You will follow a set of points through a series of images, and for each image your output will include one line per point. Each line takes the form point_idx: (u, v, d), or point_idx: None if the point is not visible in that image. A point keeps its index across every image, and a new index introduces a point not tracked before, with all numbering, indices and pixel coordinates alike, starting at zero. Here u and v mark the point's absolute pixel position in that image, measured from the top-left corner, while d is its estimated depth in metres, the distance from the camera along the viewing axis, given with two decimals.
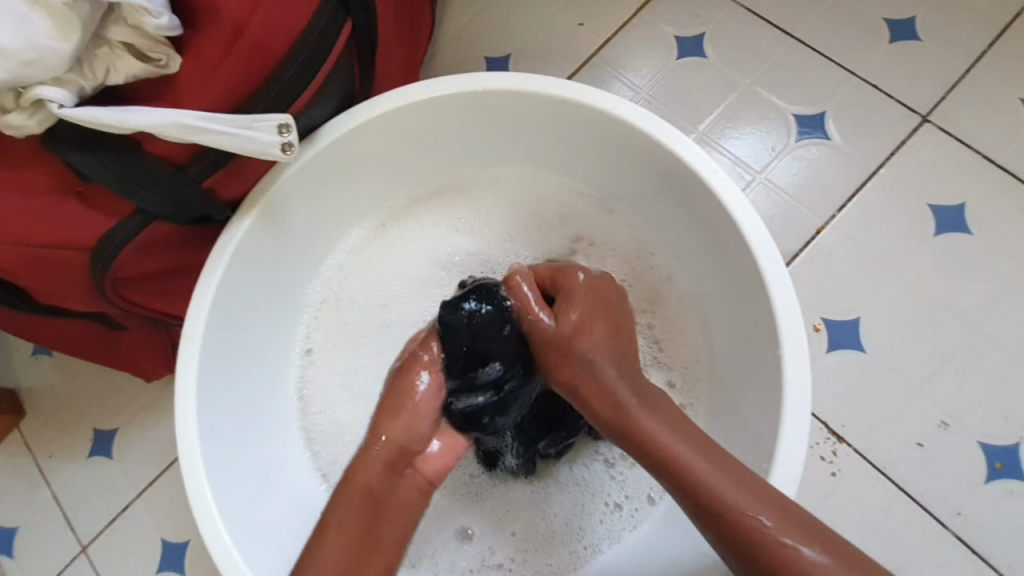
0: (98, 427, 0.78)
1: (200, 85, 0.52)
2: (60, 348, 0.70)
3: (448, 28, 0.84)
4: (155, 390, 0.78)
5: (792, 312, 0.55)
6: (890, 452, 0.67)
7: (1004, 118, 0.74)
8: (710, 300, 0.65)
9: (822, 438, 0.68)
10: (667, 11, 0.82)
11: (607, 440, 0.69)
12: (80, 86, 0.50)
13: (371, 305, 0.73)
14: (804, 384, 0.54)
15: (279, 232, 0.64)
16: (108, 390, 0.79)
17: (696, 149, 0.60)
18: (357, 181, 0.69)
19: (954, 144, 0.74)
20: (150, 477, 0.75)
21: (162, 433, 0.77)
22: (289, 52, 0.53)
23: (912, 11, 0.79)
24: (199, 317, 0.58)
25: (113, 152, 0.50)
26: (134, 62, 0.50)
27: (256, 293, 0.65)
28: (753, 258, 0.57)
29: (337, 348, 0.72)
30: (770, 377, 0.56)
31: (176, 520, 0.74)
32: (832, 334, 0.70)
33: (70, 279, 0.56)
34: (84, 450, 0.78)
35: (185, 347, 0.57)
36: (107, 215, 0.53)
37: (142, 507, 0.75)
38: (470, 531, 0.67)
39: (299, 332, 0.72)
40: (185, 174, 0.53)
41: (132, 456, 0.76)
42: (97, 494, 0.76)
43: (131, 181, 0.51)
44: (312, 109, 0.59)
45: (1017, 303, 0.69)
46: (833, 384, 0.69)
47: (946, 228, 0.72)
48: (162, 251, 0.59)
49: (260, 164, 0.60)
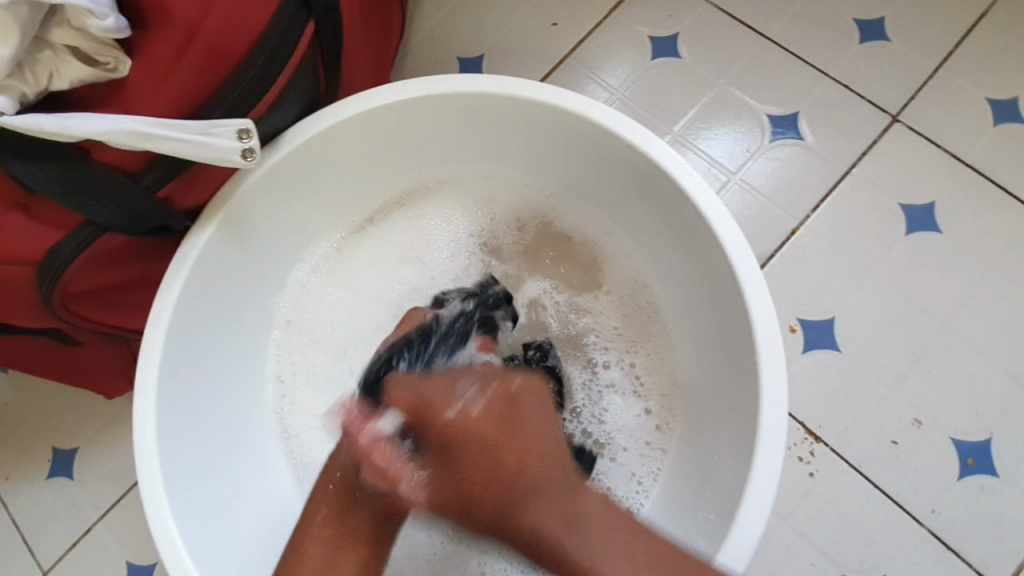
0: (57, 447, 0.75)
1: (152, 90, 0.49)
2: (13, 366, 0.66)
3: (419, 29, 0.82)
4: (118, 407, 0.75)
5: (766, 315, 0.54)
6: (866, 451, 0.67)
7: (970, 117, 0.75)
8: (685, 303, 0.64)
9: (800, 439, 0.68)
10: (641, 11, 0.81)
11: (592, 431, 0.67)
12: (21, 92, 0.47)
13: (338, 335, 0.71)
14: (782, 387, 0.53)
15: (244, 240, 0.62)
16: (68, 407, 0.76)
17: (670, 150, 0.59)
18: (326, 187, 0.67)
19: (923, 144, 0.75)
20: (114, 497, 0.72)
21: (126, 451, 0.74)
22: (248, 54, 0.51)
23: (881, 11, 0.79)
24: (157, 333, 0.55)
25: (59, 161, 0.48)
26: (80, 66, 0.48)
27: (221, 303, 0.62)
28: (727, 258, 0.56)
29: (308, 379, 0.70)
30: (746, 380, 0.56)
31: (142, 543, 0.71)
32: (808, 334, 0.70)
33: (17, 295, 0.53)
34: (43, 471, 0.74)
35: (143, 365, 0.55)
36: (55, 227, 0.50)
37: (105, 529, 0.72)
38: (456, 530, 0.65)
39: (271, 350, 0.69)
40: (138, 183, 0.51)
41: (94, 476, 0.73)
42: (58, 517, 0.73)
43: (79, 192, 0.49)
44: (275, 113, 0.57)
45: (986, 300, 0.70)
46: (809, 385, 0.69)
47: (917, 228, 0.73)
48: (118, 263, 0.56)
49: (220, 171, 0.57)
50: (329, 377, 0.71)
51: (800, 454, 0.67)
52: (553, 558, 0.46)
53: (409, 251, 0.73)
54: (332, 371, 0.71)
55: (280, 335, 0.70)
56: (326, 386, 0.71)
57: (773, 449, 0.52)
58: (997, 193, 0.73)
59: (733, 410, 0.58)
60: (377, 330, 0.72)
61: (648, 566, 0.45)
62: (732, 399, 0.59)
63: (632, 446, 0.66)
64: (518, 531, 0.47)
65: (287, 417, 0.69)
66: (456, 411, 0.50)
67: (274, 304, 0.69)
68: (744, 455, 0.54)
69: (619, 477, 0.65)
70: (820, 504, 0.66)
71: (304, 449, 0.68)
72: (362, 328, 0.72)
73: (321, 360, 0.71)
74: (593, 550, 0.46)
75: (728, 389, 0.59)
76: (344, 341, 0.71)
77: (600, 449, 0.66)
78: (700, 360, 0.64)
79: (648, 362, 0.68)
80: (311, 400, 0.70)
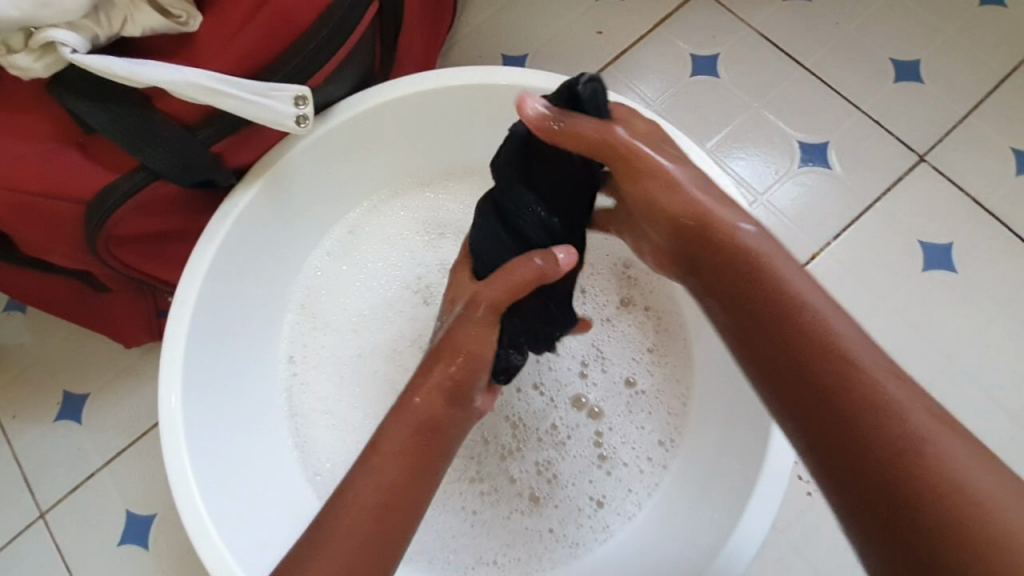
0: (68, 391, 0.75)
1: (219, 48, 0.51)
2: (39, 306, 0.67)
3: (465, 22, 0.84)
4: (133, 356, 0.76)
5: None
6: None
7: (995, 165, 0.77)
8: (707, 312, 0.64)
9: None
10: (686, 28, 0.83)
11: (609, 436, 0.65)
12: (93, 33, 0.48)
13: (348, 321, 0.70)
14: None
15: (282, 206, 0.63)
16: (83, 354, 0.76)
17: (710, 162, 0.61)
18: (367, 163, 0.68)
19: (946, 185, 0.77)
20: (120, 446, 0.73)
21: (137, 401, 0.74)
22: (313, 25, 0.52)
23: (918, 54, 0.81)
24: (192, 284, 0.56)
25: (123, 105, 0.49)
26: (152, 16, 0.48)
27: (254, 264, 0.63)
28: None
29: (319, 365, 0.69)
30: None
31: (142, 493, 0.71)
32: None
33: (63, 232, 0.54)
34: (52, 413, 0.75)
35: (175, 314, 0.56)
36: (110, 170, 0.51)
37: (108, 476, 0.72)
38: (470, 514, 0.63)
39: (283, 330, 0.69)
40: (194, 135, 0.52)
41: (103, 423, 0.74)
42: (61, 461, 0.73)
43: (136, 137, 0.50)
44: (328, 84, 0.59)
45: (993, 341, 0.72)
46: None
47: (933, 265, 0.75)
48: (161, 213, 0.57)
49: (271, 134, 0.59)
50: (338, 362, 0.69)
51: (800, 472, 0.67)
52: (831, 414, 0.40)
53: (429, 242, 0.72)
54: (340, 360, 0.69)
55: (294, 317, 0.69)
56: (330, 367, 0.69)
57: (784, 445, 0.52)
58: (1015, 242, 0.75)
59: (743, 411, 0.58)
60: (390, 322, 0.70)
61: (840, 327, 0.44)
62: (742, 414, 0.58)
63: (632, 460, 0.64)
64: (835, 420, 0.40)
65: (292, 396, 0.68)
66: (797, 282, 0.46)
67: (291, 286, 0.69)
68: (752, 462, 0.54)
69: (619, 489, 0.63)
70: (815, 522, 0.66)
71: (305, 428, 0.67)
72: (371, 314, 0.70)
73: (329, 348, 0.69)
74: (930, 420, 0.39)
75: (736, 402, 0.59)
76: (352, 332, 0.70)
77: (601, 461, 0.64)
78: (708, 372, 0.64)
79: (667, 373, 0.66)
80: (318, 383, 0.68)
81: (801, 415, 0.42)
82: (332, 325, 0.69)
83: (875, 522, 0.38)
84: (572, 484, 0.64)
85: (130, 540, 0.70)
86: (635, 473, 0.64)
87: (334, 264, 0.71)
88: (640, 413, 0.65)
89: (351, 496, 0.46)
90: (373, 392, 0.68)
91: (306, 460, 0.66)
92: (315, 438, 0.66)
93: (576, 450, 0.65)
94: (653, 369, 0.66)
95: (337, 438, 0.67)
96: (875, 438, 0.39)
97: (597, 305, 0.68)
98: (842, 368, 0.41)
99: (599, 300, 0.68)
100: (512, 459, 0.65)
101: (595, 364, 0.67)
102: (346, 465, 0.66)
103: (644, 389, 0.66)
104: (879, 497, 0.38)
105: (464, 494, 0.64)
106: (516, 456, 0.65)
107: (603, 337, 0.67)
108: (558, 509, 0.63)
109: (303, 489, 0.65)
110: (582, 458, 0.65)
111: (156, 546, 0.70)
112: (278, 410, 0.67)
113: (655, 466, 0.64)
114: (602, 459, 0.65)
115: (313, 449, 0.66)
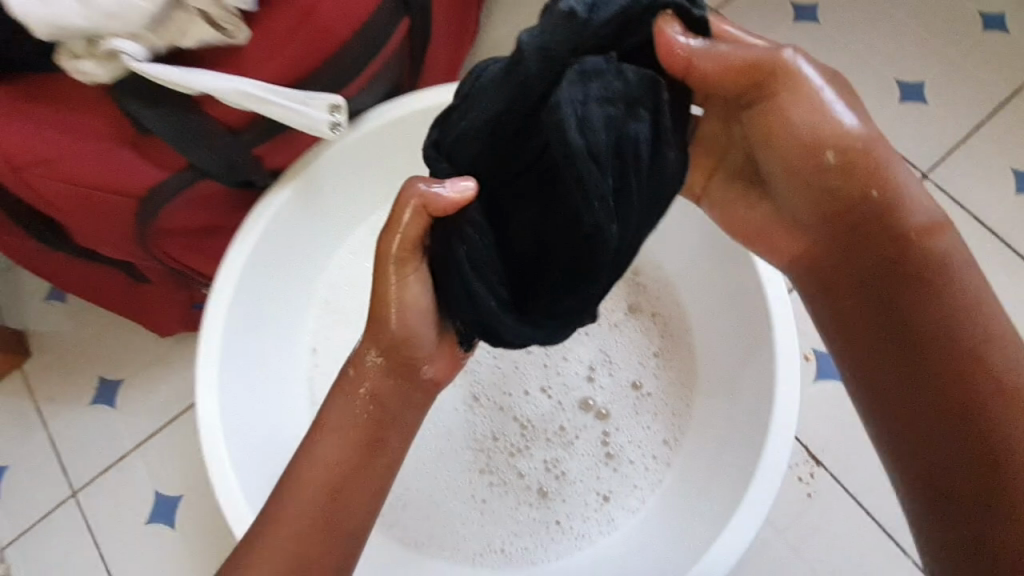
0: (103, 377, 0.80)
1: (263, 60, 0.55)
2: (82, 294, 0.72)
3: (487, 38, 0.89)
4: (165, 345, 0.80)
5: (788, 332, 0.57)
6: (863, 482, 0.69)
7: (996, 183, 0.80)
8: (712, 317, 0.66)
9: (801, 460, 0.70)
10: None
11: (615, 434, 0.68)
12: (152, 44, 0.52)
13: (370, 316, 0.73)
14: (794, 395, 0.56)
15: (312, 206, 0.67)
16: (118, 341, 0.80)
17: None
18: (389, 167, 0.71)
19: (947, 201, 0.80)
20: (150, 430, 0.77)
21: (167, 388, 0.78)
22: (350, 39, 0.56)
23: (923, 75, 0.85)
24: (228, 276, 0.60)
25: (173, 108, 0.53)
26: (205, 29, 0.52)
27: (283, 261, 0.67)
28: (760, 281, 0.58)
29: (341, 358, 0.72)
30: (762, 383, 0.58)
31: (170, 476, 0.75)
32: (821, 364, 0.73)
33: (112, 224, 0.58)
34: (86, 397, 0.79)
35: (212, 306, 0.60)
36: (158, 167, 0.56)
37: (138, 458, 0.76)
38: (480, 502, 0.67)
39: (309, 323, 0.73)
40: (238, 137, 0.57)
41: (135, 408, 0.78)
42: (94, 443, 0.77)
43: (184, 138, 0.54)
44: (361, 94, 0.64)
45: None
46: (818, 410, 0.72)
47: None
48: (203, 208, 0.62)
49: (304, 138, 0.64)
50: None
51: (800, 474, 0.69)
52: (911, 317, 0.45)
53: None
54: None
55: (318, 312, 0.73)
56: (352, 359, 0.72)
57: (780, 442, 0.55)
58: (1013, 258, 0.77)
59: (744, 409, 0.60)
60: None
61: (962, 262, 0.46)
62: (744, 414, 0.60)
63: (638, 458, 0.67)
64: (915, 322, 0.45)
65: (316, 385, 0.71)
66: (922, 231, 0.47)
67: (317, 282, 0.73)
68: (750, 457, 0.57)
69: (625, 485, 0.66)
70: (812, 522, 0.68)
71: None
72: None
73: (351, 342, 0.73)
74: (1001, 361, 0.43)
75: (741, 404, 0.61)
76: None
77: (607, 458, 0.67)
78: (711, 373, 0.66)
79: (673, 376, 0.69)
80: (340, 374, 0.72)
81: (883, 331, 0.47)
82: (355, 320, 0.73)
83: (896, 411, 0.45)
84: (579, 480, 0.67)
85: (157, 519, 0.74)
86: (639, 470, 0.66)
87: (358, 263, 0.75)
88: (646, 413, 0.68)
89: (278, 518, 0.47)
90: None
91: None
92: None
93: (583, 446, 0.68)
94: (659, 373, 0.69)
95: None
96: (942, 347, 0.44)
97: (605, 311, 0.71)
98: (943, 292, 0.45)
99: (607, 306, 0.71)
100: (523, 454, 0.68)
101: (602, 367, 0.70)
102: None
103: (649, 391, 0.69)
104: (912, 395, 0.44)
105: (475, 483, 0.67)
106: (524, 451, 0.68)
107: (610, 341, 0.70)
108: (565, 503, 0.66)
109: None
110: (589, 455, 0.67)
111: (182, 526, 0.73)
112: (302, 398, 0.70)
113: (659, 464, 0.66)
114: (608, 457, 0.67)
115: None
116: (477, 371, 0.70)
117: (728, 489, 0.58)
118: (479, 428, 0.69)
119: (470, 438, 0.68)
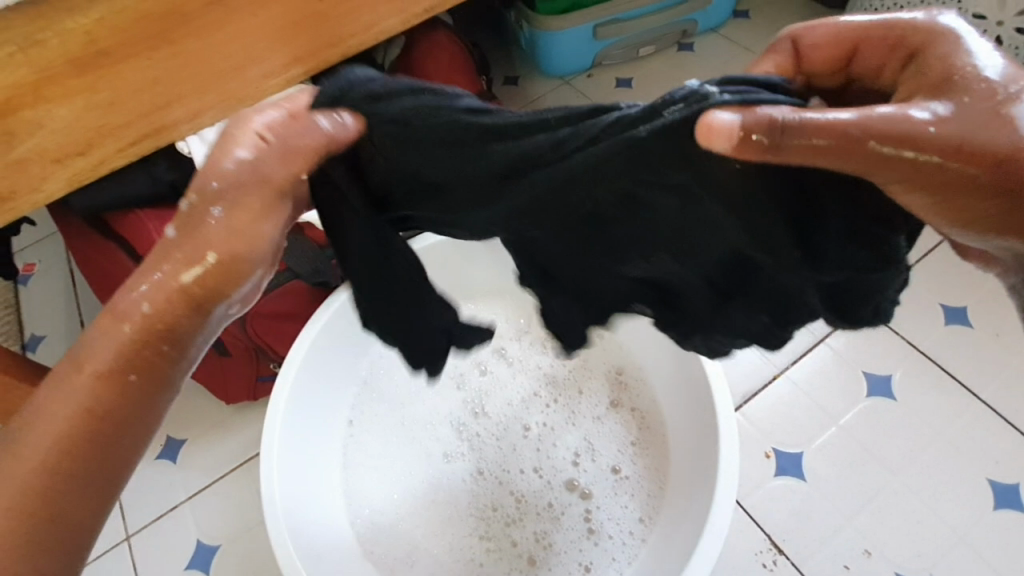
0: (170, 436, 0.95)
1: None
2: None
3: None
4: (226, 411, 0.96)
5: (726, 410, 0.69)
6: (821, 569, 0.79)
7: (926, 314, 0.94)
8: (676, 412, 0.79)
9: (765, 548, 0.81)
10: None
11: (597, 512, 0.79)
12: None
13: (399, 396, 0.88)
14: (734, 471, 0.66)
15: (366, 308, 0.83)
16: (189, 407, 0.97)
17: None
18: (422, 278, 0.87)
19: (884, 328, 0.94)
20: (201, 485, 0.90)
21: (222, 449, 0.93)
22: None
23: None
24: (297, 357, 0.76)
25: None
26: None
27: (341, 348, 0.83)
28: (705, 379, 0.72)
29: (371, 432, 0.85)
30: (707, 463, 0.71)
31: (212, 527, 0.87)
32: (780, 461, 0.86)
33: None
34: (153, 453, 0.94)
35: (281, 381, 0.75)
36: None
37: (187, 509, 0.88)
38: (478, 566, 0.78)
39: (349, 400, 0.86)
40: None
41: (192, 464, 0.92)
42: (153, 493, 0.90)
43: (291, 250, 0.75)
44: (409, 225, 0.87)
45: (931, 460, 0.84)
46: (778, 502, 0.83)
47: (876, 392, 0.90)
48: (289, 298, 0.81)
49: None
50: (386, 428, 0.86)
51: (765, 560, 0.80)
52: None
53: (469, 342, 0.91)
54: (388, 427, 0.86)
55: (358, 391, 0.87)
56: (379, 431, 0.86)
57: (723, 511, 0.65)
58: (947, 377, 0.89)
59: (697, 486, 0.71)
60: (432, 400, 0.88)
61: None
62: (698, 491, 0.71)
63: (617, 534, 0.77)
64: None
65: (348, 452, 0.84)
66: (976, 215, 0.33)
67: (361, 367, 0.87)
68: (698, 525, 0.67)
69: (604, 558, 0.76)
70: None
71: (356, 481, 0.82)
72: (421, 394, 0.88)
73: (381, 417, 0.86)
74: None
75: (696, 484, 0.72)
76: (401, 405, 0.87)
77: (589, 533, 0.78)
78: (678, 459, 0.78)
79: (648, 463, 0.81)
80: (369, 443, 0.85)
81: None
82: (386, 398, 0.87)
83: None
84: (564, 551, 0.78)
85: (195, 566, 0.84)
86: (618, 546, 0.77)
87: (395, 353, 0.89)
88: (624, 495, 0.80)
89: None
90: (413, 456, 0.85)
91: (354, 509, 0.81)
92: (362, 490, 0.82)
93: (569, 521, 0.79)
94: (635, 460, 0.81)
95: (382, 491, 0.82)
96: None
97: (590, 405, 0.86)
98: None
99: (593, 401, 0.86)
100: (517, 525, 0.80)
101: (587, 452, 0.83)
102: (386, 515, 0.81)
103: (627, 475, 0.81)
104: None
105: (475, 549, 0.79)
106: (519, 521, 0.80)
107: (594, 431, 0.84)
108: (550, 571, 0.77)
109: (348, 530, 0.79)
110: (573, 529, 0.79)
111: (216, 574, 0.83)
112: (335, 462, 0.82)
113: (634, 541, 0.76)
114: (590, 531, 0.78)
115: (361, 501, 0.81)
116: (482, 450, 0.85)
117: (682, 556, 0.67)
118: (482, 500, 0.82)
119: (473, 507, 0.81)
